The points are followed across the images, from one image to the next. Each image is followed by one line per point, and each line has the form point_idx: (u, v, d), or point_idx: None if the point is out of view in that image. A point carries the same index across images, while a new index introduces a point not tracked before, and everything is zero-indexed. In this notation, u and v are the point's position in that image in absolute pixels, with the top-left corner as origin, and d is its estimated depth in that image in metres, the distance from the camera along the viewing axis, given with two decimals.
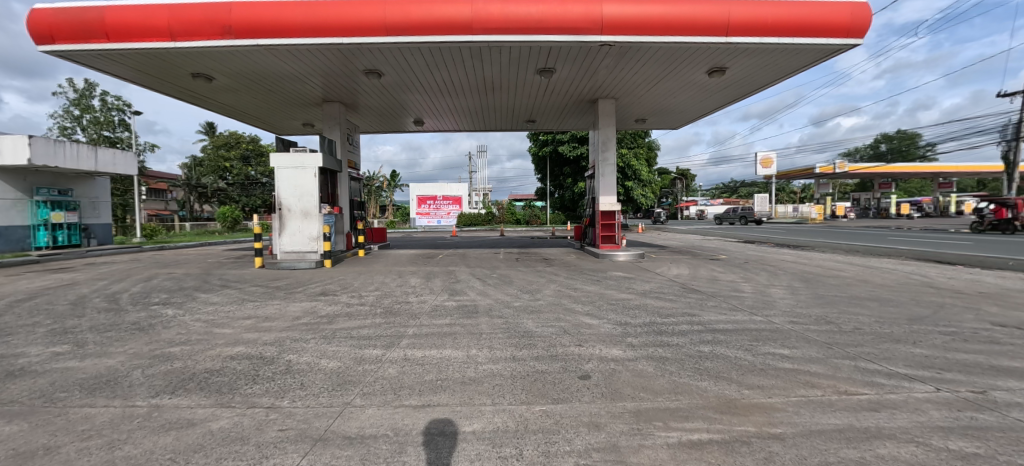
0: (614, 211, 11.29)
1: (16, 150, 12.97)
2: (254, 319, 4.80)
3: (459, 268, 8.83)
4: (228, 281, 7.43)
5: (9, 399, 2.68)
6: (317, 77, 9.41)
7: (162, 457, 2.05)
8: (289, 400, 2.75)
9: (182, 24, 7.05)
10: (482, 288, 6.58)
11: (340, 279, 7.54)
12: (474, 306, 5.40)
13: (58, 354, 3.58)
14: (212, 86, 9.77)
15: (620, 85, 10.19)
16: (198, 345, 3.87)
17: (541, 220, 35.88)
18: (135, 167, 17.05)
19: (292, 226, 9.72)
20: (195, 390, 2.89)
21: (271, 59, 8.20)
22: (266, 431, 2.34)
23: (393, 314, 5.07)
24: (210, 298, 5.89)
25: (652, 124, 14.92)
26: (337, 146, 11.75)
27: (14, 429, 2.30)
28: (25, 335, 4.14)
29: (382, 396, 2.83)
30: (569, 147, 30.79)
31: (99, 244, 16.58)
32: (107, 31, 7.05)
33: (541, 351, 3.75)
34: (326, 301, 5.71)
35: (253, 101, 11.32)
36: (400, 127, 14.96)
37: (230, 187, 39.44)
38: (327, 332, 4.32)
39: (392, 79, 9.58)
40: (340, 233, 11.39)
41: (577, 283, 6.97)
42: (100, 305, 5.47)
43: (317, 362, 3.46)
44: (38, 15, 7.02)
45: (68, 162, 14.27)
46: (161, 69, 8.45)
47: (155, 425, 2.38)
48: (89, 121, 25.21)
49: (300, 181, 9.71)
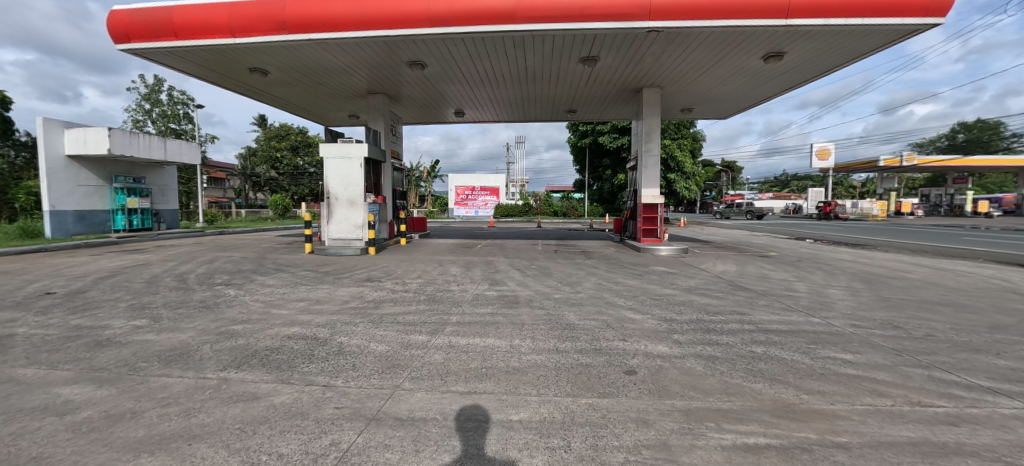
0: (656, 204, 10.97)
1: (98, 141, 14.08)
2: (307, 301, 5.06)
3: (500, 259, 8.88)
4: (282, 265, 7.88)
5: (99, 366, 3.01)
6: (363, 69, 9.66)
7: (233, 426, 2.34)
8: (343, 379, 2.91)
9: (241, 21, 7.41)
10: (522, 278, 6.57)
11: (384, 266, 7.78)
12: (515, 297, 5.41)
13: (138, 327, 3.92)
14: (267, 80, 10.27)
15: (666, 73, 9.78)
16: (258, 324, 4.11)
17: (580, 213, 35.50)
18: (199, 157, 18.30)
19: (339, 214, 10.12)
20: (258, 366, 3.10)
21: (320, 53, 8.49)
22: (323, 407, 2.55)
23: (436, 301, 5.20)
24: (266, 281, 6.24)
25: (699, 114, 14.25)
26: (381, 136, 12.05)
27: (105, 394, 2.66)
28: (110, 308, 4.59)
29: (431, 380, 2.93)
30: (609, 138, 30.22)
31: (171, 228, 18.06)
32: (175, 29, 7.51)
33: (585, 344, 3.71)
34: (372, 287, 5.91)
35: (303, 93, 11.79)
36: (440, 118, 15.16)
37: (281, 177, 41.68)
38: (374, 317, 4.45)
39: (435, 70, 9.67)
40: (383, 222, 11.79)
41: (617, 277, 6.82)
42: (171, 284, 5.94)
43: (367, 345, 3.58)
44: (115, 16, 7.56)
45: (141, 152, 15.48)
46: (222, 64, 8.95)
47: (224, 397, 2.65)
48: (158, 115, 27.34)
49: (346, 171, 10.05)
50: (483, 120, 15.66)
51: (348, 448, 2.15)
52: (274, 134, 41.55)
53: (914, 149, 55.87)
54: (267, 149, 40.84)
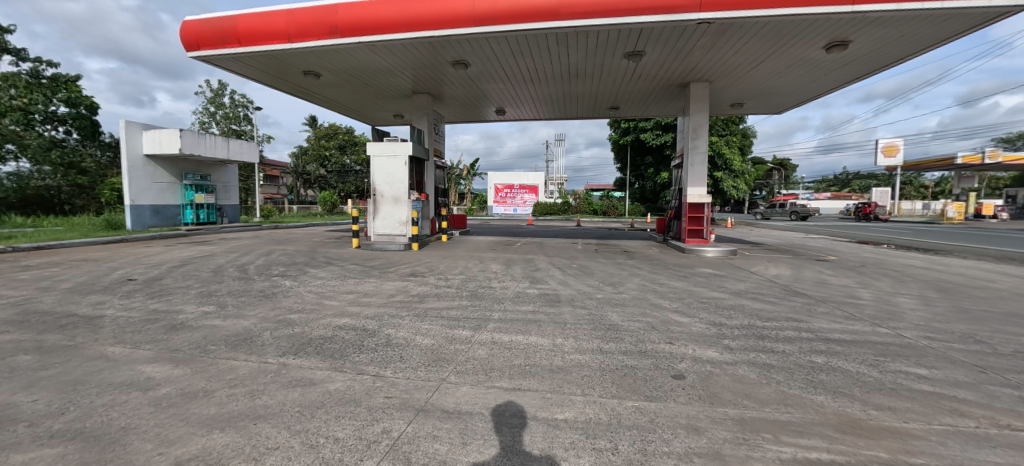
0: (703, 203, 10.65)
1: (171, 141, 15.41)
2: (356, 294, 5.30)
3: (539, 257, 8.87)
4: (331, 259, 8.29)
5: (174, 348, 3.32)
6: (408, 70, 9.94)
7: (293, 410, 2.56)
8: (391, 370, 3.09)
9: (297, 28, 7.83)
10: (563, 277, 6.54)
11: (426, 262, 7.99)
12: (556, 295, 5.38)
13: (207, 313, 4.28)
14: (320, 82, 10.82)
15: (716, 67, 9.38)
16: (312, 314, 4.35)
17: (621, 212, 35.07)
18: (258, 156, 19.46)
19: (384, 210, 10.48)
20: (313, 353, 3.31)
21: (369, 55, 8.83)
22: (374, 396, 2.73)
23: (477, 297, 5.28)
24: (318, 273, 6.59)
25: (751, 109, 13.54)
26: (425, 135, 12.36)
27: (180, 372, 2.95)
28: (183, 294, 5.04)
29: (475, 375, 3.04)
30: (652, 135, 29.25)
31: (232, 222, 19.43)
32: (238, 36, 8.06)
33: (629, 345, 3.64)
34: (416, 282, 6.09)
35: (352, 94, 12.31)
36: (481, 117, 15.35)
37: (330, 174, 43.93)
38: (419, 311, 4.59)
39: (477, 69, 9.80)
40: (426, 219, 12.14)
41: (661, 278, 6.63)
42: (235, 274, 6.43)
43: (413, 338, 3.70)
44: (187, 26, 8.20)
45: (207, 151, 16.76)
46: (279, 68, 9.52)
47: (284, 381, 2.89)
48: (221, 117, 29.46)
49: (391, 169, 10.40)
50: (523, 118, 15.68)
51: (399, 435, 2.26)
52: (321, 134, 43.21)
53: (1001, 144, 49.96)
54: (318, 149, 43.02)
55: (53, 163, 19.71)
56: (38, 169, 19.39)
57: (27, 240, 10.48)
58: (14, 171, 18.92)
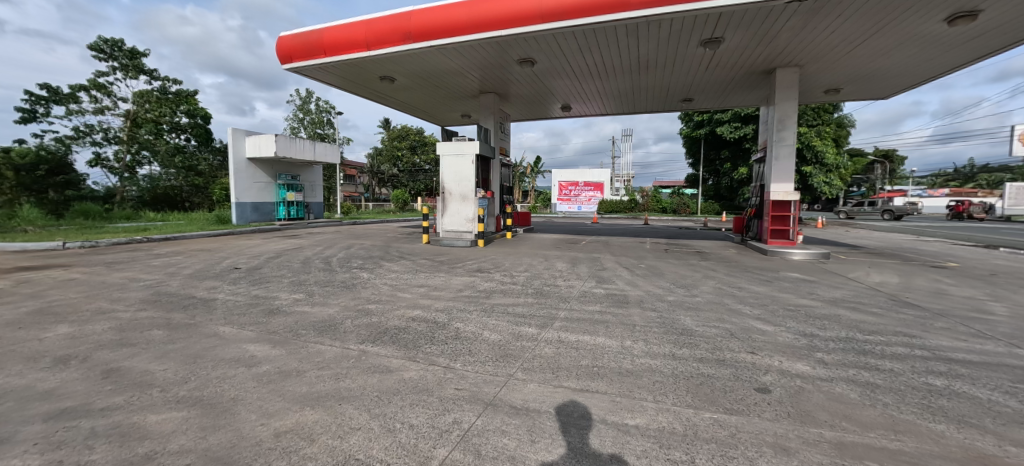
0: (789, 201, 9.72)
1: (267, 145, 17.30)
2: (426, 287, 5.56)
3: (606, 256, 8.69)
4: (403, 253, 8.81)
5: (271, 330, 3.73)
6: (476, 71, 10.23)
7: (373, 394, 2.75)
8: (461, 363, 3.24)
9: (375, 36, 8.38)
10: (631, 278, 6.34)
11: (492, 259, 8.18)
12: (624, 296, 5.23)
13: (297, 300, 4.76)
14: (394, 86, 11.53)
15: (807, 50, 8.51)
16: (387, 305, 4.65)
17: (693, 210, 32.94)
18: (337, 158, 21.24)
19: (452, 207, 10.94)
20: (390, 342, 3.55)
21: (439, 58, 9.22)
22: (446, 387, 2.85)
23: (543, 295, 5.28)
24: (392, 267, 7.03)
25: (848, 94, 12.08)
26: (491, 134, 12.62)
27: (278, 352, 3.30)
28: (278, 282, 5.66)
29: (543, 373, 3.06)
30: (728, 128, 27.42)
31: (317, 218, 21.37)
32: (323, 47, 8.79)
33: (705, 353, 3.44)
34: (483, 278, 6.24)
35: (424, 97, 12.96)
36: (546, 114, 15.37)
37: (401, 174, 46.70)
38: (486, 306, 4.72)
39: (544, 66, 9.81)
40: (492, 216, 12.49)
41: (740, 281, 6.16)
42: (321, 265, 7.08)
43: (481, 333, 3.82)
44: (282, 41, 9.12)
45: (297, 154, 18.59)
46: (360, 75, 10.29)
47: (363, 367, 3.13)
48: (309, 122, 32.56)
49: (459, 168, 10.80)
50: (588, 114, 15.40)
51: (469, 426, 2.33)
52: (394, 135, 45.98)
53: None
54: (391, 150, 45.58)
55: (177, 166, 23.02)
56: (166, 172, 22.77)
57: (159, 232, 12.41)
58: (149, 174, 22.17)
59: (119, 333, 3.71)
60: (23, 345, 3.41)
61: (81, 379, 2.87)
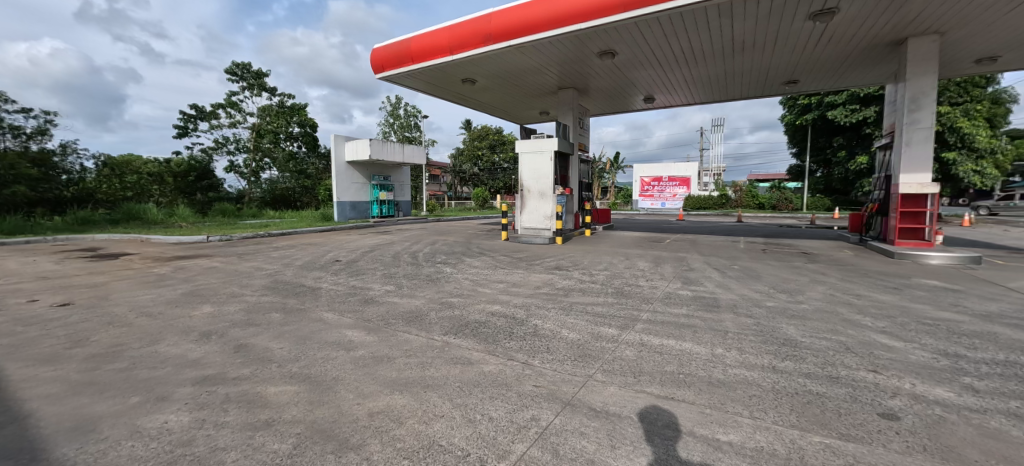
0: (925, 195, 8.39)
1: (361, 148, 19.31)
2: (505, 283, 5.69)
3: (692, 256, 8.16)
4: (482, 249, 9.15)
5: (366, 319, 4.08)
6: (555, 67, 10.24)
7: (455, 384, 2.86)
8: (539, 360, 3.24)
9: (458, 40, 8.82)
10: (722, 280, 5.86)
11: (570, 256, 8.14)
12: (714, 299, 4.85)
13: (389, 291, 5.17)
14: (475, 88, 12.06)
15: (951, 12, 7.14)
16: (468, 299, 4.84)
17: (796, 206, 29.96)
18: (422, 158, 22.63)
19: (530, 205, 11.16)
20: (471, 335, 3.69)
21: (519, 57, 9.41)
22: (524, 383, 2.86)
23: (624, 295, 5.12)
24: (473, 262, 7.33)
25: (1014, 62, 9.82)
26: (570, 130, 12.50)
27: (371, 339, 3.60)
28: (373, 274, 6.20)
29: (623, 377, 2.94)
30: (842, 112, 24.34)
31: (405, 216, 23.12)
32: (411, 55, 9.49)
33: (813, 367, 3.04)
34: (561, 276, 6.23)
35: (504, 96, 13.35)
36: (626, 107, 14.89)
37: (481, 172, 48.59)
38: (565, 304, 4.68)
39: (625, 57, 9.49)
40: (570, 213, 12.56)
41: (858, 288, 5.34)
42: (409, 259, 7.63)
43: (559, 331, 3.82)
44: (375, 53, 10.05)
45: (388, 156, 20.33)
46: (444, 79, 10.92)
47: (447, 357, 3.28)
48: (398, 126, 35.59)
49: (539, 165, 10.96)
50: (672, 105, 14.55)
51: (548, 424, 2.30)
52: (477, 135, 48.06)
53: None
54: (472, 149, 47.58)
55: (291, 171, 26.45)
56: (282, 176, 26.24)
57: (277, 228, 14.35)
58: (270, 179, 25.94)
59: (247, 313, 4.34)
60: (179, 320, 4.16)
61: (219, 352, 3.40)
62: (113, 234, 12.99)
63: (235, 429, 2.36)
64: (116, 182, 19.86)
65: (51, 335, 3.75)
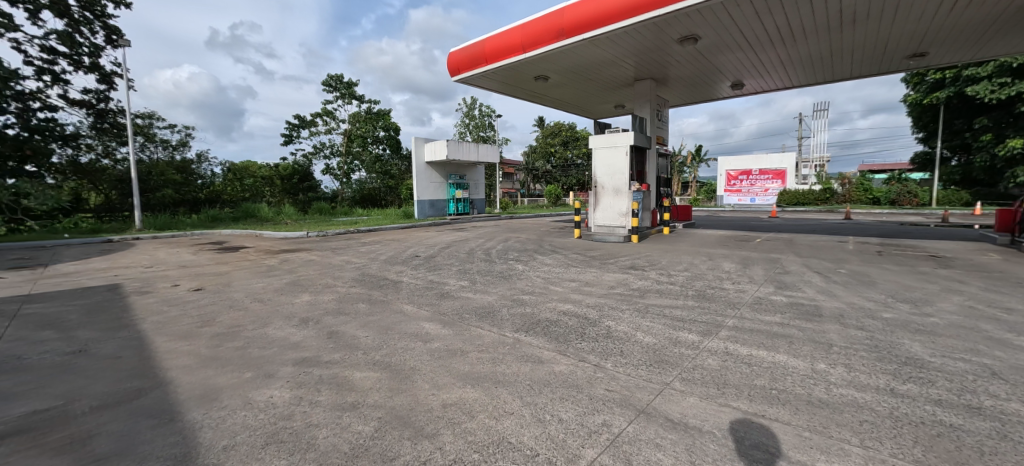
0: None
1: (439, 149, 20.42)
2: (578, 282, 5.62)
3: (786, 257, 7.35)
4: (555, 247, 9.14)
5: (441, 312, 4.27)
6: (631, 57, 9.94)
7: (525, 382, 2.85)
8: (612, 363, 3.12)
9: (530, 38, 8.97)
10: (825, 285, 5.20)
11: (646, 255, 7.82)
12: (815, 307, 4.30)
13: (463, 286, 5.37)
14: (548, 85, 12.19)
15: None
16: (540, 297, 4.85)
17: (924, 201, 25.94)
18: (496, 157, 22.95)
19: (604, 202, 11.05)
20: (542, 334, 3.69)
21: (593, 49, 9.28)
22: (596, 386, 2.75)
23: (706, 298, 4.77)
24: (545, 260, 7.35)
25: None
26: (647, 123, 12.03)
27: (445, 332, 3.76)
28: (449, 270, 6.50)
29: (705, 387, 2.70)
30: (986, 87, 20.67)
31: (480, 213, 23.95)
32: (485, 56, 9.88)
33: (948, 394, 2.52)
34: (637, 276, 5.99)
35: (576, 91, 13.30)
36: (709, 95, 13.92)
37: (554, 169, 48.65)
38: (640, 306, 4.49)
39: (709, 41, 8.89)
40: (647, 210, 12.14)
41: (1014, 301, 4.35)
42: (483, 256, 7.89)
43: (634, 334, 3.67)
44: (452, 57, 10.66)
45: (464, 155, 21.21)
46: (517, 78, 11.21)
47: (517, 355, 3.29)
48: (474, 126, 37.22)
49: (613, 160, 10.72)
50: (765, 89, 13.24)
51: (620, 432, 2.18)
52: (549, 132, 47.73)
53: None
54: (545, 146, 47.46)
55: (377, 172, 28.90)
56: (370, 177, 28.69)
57: (366, 225, 15.77)
58: (360, 180, 28.38)
59: (338, 302, 4.79)
60: (284, 306, 4.72)
61: (315, 337, 3.77)
62: (237, 230, 15.20)
63: (326, 408, 2.58)
64: (237, 186, 23.14)
65: (187, 315, 4.47)
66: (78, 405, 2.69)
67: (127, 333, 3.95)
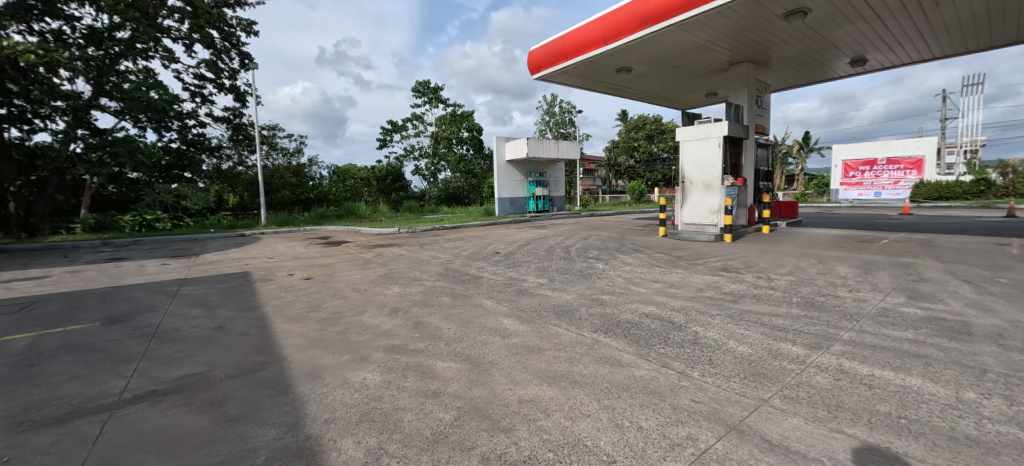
0: None
1: (519, 148, 20.80)
2: (662, 283, 5.37)
3: (919, 262, 6.23)
4: (638, 246, 8.81)
5: (519, 309, 4.35)
6: (726, 39, 9.24)
7: (602, 384, 2.76)
8: (699, 372, 2.89)
9: (613, 29, 8.80)
10: (979, 298, 4.30)
11: (742, 257, 7.21)
12: (960, 324, 3.58)
13: (542, 284, 5.43)
14: (631, 76, 11.91)
15: None
16: (621, 297, 4.73)
17: None
18: (575, 153, 22.63)
19: (692, 198, 10.44)
20: (621, 336, 3.58)
21: (681, 35, 8.80)
22: (680, 396, 2.57)
23: (813, 306, 4.25)
24: (627, 259, 7.14)
25: None
26: (744, 111, 11.09)
27: (524, 328, 3.82)
28: (528, 267, 6.61)
29: (812, 408, 2.37)
30: None
31: (560, 211, 23.96)
32: (566, 52, 10.00)
33: None
34: (729, 278, 5.55)
35: (661, 81, 12.78)
36: (821, 75, 12.33)
37: (638, 164, 46.97)
38: (733, 312, 4.15)
39: (822, 13, 7.89)
40: (743, 207, 11.32)
41: None
42: (562, 254, 7.90)
43: (725, 342, 3.40)
44: (533, 55, 10.99)
45: (543, 153, 21.28)
46: (598, 71, 11.13)
47: (595, 356, 3.21)
48: (553, 123, 37.57)
49: (704, 153, 10.08)
50: (894, 63, 11.31)
51: (707, 447, 1.98)
52: (632, 126, 46.57)
53: None
54: (627, 141, 46.19)
55: (461, 171, 30.23)
56: (454, 176, 30.16)
57: (450, 222, 16.76)
58: (446, 179, 30.00)
59: (425, 295, 5.12)
60: (378, 296, 5.19)
61: (403, 326, 4.07)
62: (341, 226, 17.03)
63: (410, 394, 2.74)
64: (342, 186, 25.74)
65: (299, 300, 5.13)
66: (218, 372, 3.20)
67: (255, 313, 4.67)
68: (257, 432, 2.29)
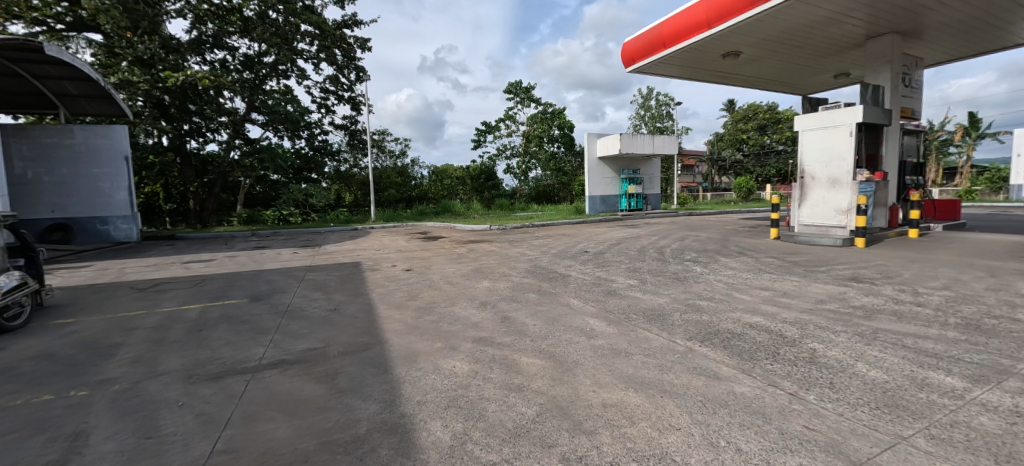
0: None
1: (612, 145, 20.24)
2: (772, 291, 4.81)
3: None
4: (743, 249, 8.02)
5: (605, 311, 4.24)
6: (862, 9, 7.95)
7: (696, 398, 2.56)
8: (815, 396, 2.53)
9: (716, 11, 8.14)
10: None
11: (878, 265, 6.14)
12: None
13: (633, 285, 5.23)
14: (739, 61, 10.92)
15: None
16: (721, 304, 4.36)
17: None
18: (674, 148, 21.20)
19: (814, 196, 9.20)
20: (720, 346, 3.30)
21: (802, 9, 7.79)
22: (790, 420, 2.26)
23: (978, 330, 3.44)
24: (729, 263, 6.53)
25: None
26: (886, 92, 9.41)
27: (613, 331, 3.71)
28: (617, 268, 6.41)
29: (973, 453, 1.90)
30: None
31: (654, 209, 22.81)
32: (663, 41, 9.58)
33: None
34: (861, 290, 4.75)
35: (777, 64, 11.46)
36: (999, 40, 9.85)
37: (746, 159, 42.55)
38: (864, 329, 3.56)
39: None
40: (882, 205, 9.62)
41: None
42: (655, 255, 7.52)
43: (853, 364, 2.92)
44: (627, 47, 10.74)
45: (637, 149, 20.35)
46: (699, 58, 10.43)
47: (688, 366, 2.99)
48: (649, 118, 35.90)
49: (830, 144, 8.81)
50: None
51: None
52: (740, 116, 42.99)
53: None
54: (734, 133, 42.54)
55: (551, 169, 30.35)
56: (545, 174, 30.47)
57: (541, 220, 17.00)
58: (536, 177, 30.40)
59: (512, 291, 5.26)
60: (469, 289, 5.48)
61: (491, 319, 4.24)
62: (438, 222, 18.23)
63: (495, 386, 2.84)
64: (440, 185, 27.69)
65: (398, 289, 5.66)
66: (332, 348, 3.67)
67: (363, 299, 5.27)
68: (361, 405, 2.57)
